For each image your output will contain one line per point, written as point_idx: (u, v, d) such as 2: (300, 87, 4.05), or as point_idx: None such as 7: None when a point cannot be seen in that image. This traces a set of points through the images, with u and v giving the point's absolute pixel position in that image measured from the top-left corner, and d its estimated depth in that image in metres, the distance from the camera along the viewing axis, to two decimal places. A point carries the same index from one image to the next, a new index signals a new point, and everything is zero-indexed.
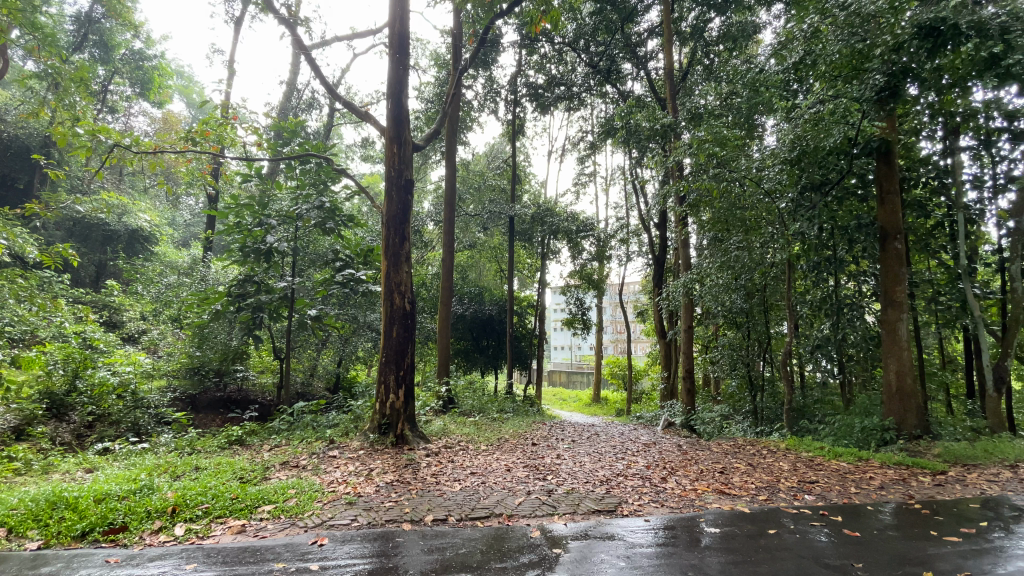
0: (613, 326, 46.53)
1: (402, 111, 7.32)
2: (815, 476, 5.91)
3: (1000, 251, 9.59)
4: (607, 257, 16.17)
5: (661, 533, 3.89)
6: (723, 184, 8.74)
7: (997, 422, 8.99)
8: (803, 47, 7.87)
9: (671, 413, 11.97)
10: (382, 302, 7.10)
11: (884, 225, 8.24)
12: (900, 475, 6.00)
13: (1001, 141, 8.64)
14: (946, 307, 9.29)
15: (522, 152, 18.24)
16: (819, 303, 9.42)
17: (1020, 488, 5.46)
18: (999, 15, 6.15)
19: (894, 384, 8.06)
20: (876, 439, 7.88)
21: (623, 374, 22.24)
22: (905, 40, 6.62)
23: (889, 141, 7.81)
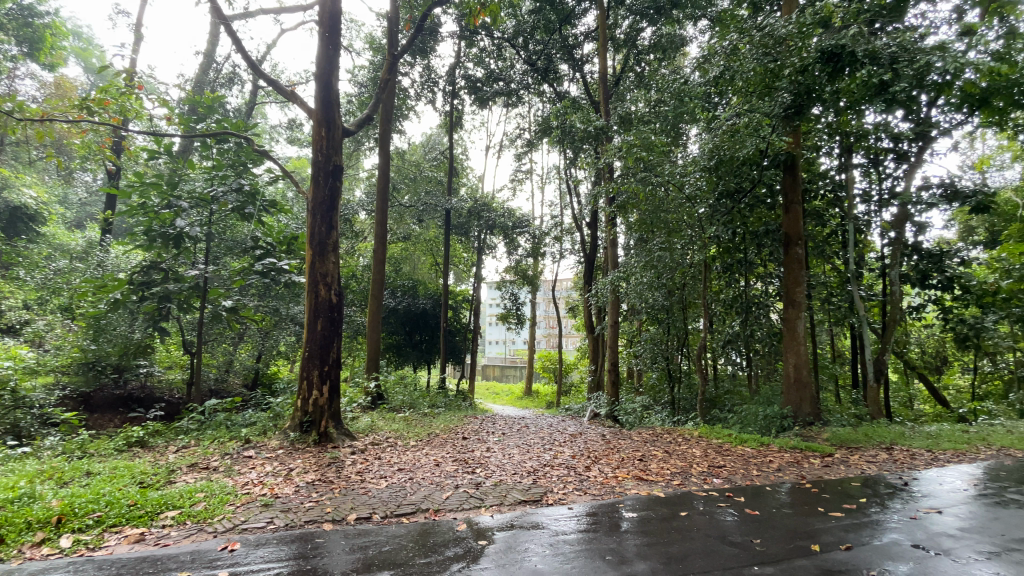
0: (545, 322, 47.46)
1: (331, 93, 6.99)
2: (722, 461, 6.40)
3: (881, 259, 10.88)
4: (542, 253, 16.42)
5: (583, 519, 4.04)
6: (649, 187, 9.17)
7: (876, 409, 10.19)
8: (723, 62, 8.44)
9: (596, 404, 12.45)
10: (305, 293, 6.77)
11: (787, 232, 9.04)
12: (795, 457, 6.65)
13: (886, 160, 9.79)
14: (837, 307, 10.42)
15: (458, 145, 18.03)
16: (731, 302, 10.25)
17: (891, 467, 6.25)
18: (888, 48, 6.93)
19: (792, 375, 8.89)
20: (776, 425, 8.65)
21: (554, 368, 22.81)
22: (810, 64, 7.29)
23: (794, 155, 8.56)
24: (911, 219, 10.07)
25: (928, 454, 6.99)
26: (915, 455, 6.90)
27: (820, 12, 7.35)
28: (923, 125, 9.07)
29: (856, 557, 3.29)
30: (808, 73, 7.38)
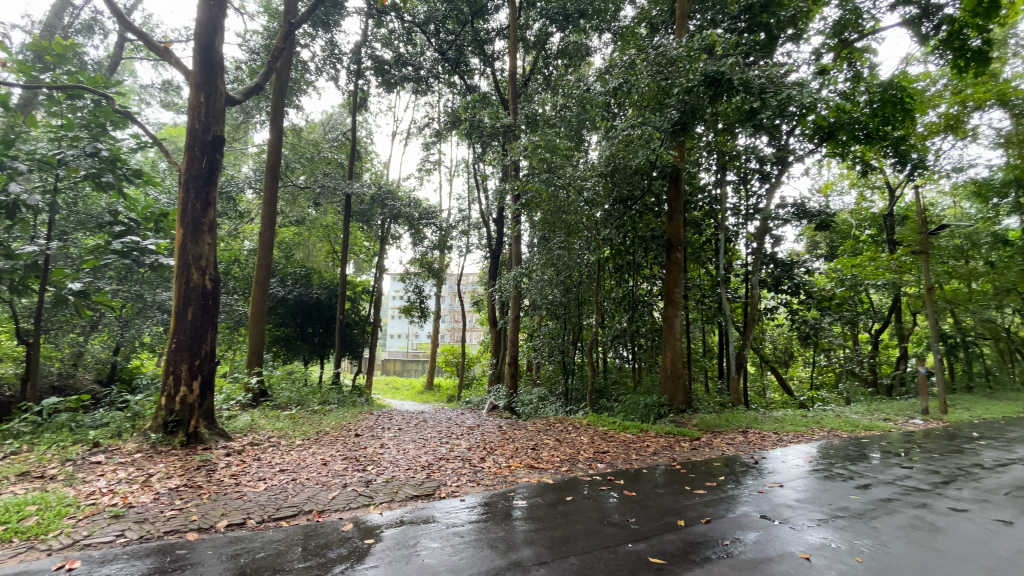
0: (450, 315, 47.12)
1: (213, 55, 6.28)
2: (607, 447, 6.87)
3: (746, 265, 12.36)
4: (448, 246, 16.20)
5: (474, 510, 4.10)
6: (552, 188, 9.50)
7: (737, 397, 11.54)
8: (622, 75, 8.94)
9: (495, 396, 12.66)
10: (174, 277, 6.05)
11: (670, 237, 9.91)
12: (668, 441, 7.35)
13: (753, 180, 11.12)
14: (708, 306, 11.77)
15: (362, 128, 17.20)
16: (620, 300, 11.14)
17: (745, 447, 7.16)
18: (757, 80, 7.83)
19: (669, 368, 9.78)
20: (654, 412, 9.45)
21: (456, 362, 22.78)
22: (695, 86, 7.99)
23: (679, 168, 9.37)
24: (770, 232, 11.56)
25: (774, 435, 8.10)
26: (764, 437, 7.96)
27: (705, 39, 8.11)
28: (783, 151, 10.43)
29: (714, 529, 3.73)
30: (694, 94, 8.09)
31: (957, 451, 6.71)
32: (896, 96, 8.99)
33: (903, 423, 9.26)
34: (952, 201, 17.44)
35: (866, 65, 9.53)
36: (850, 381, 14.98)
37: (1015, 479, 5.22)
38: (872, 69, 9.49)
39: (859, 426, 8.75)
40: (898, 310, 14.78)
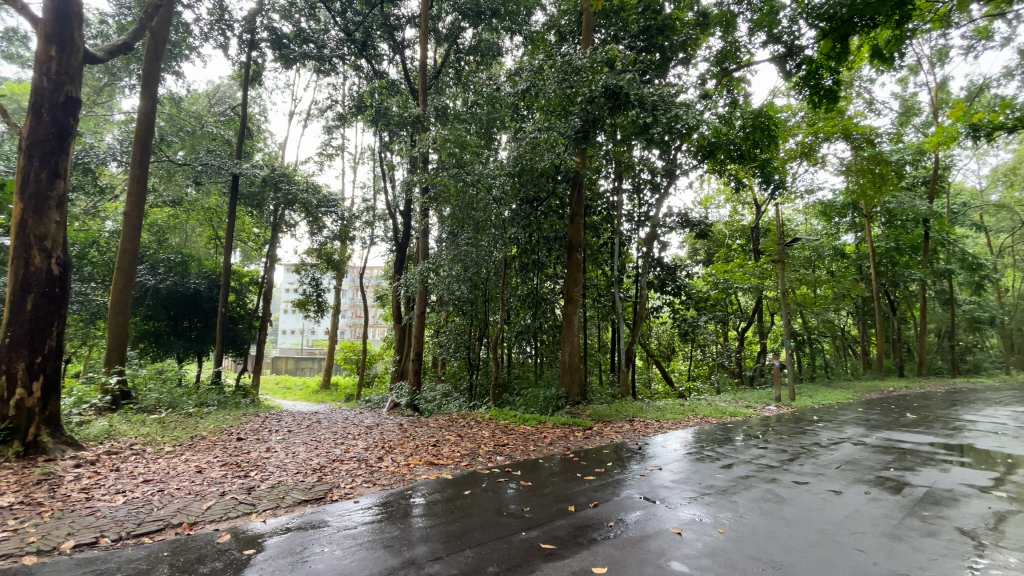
0: (351, 310, 45.06)
1: (70, 2, 5.38)
2: (506, 440, 7.05)
3: (637, 267, 13.31)
4: (350, 238, 15.42)
5: (370, 511, 3.99)
6: (459, 184, 9.46)
7: (626, 389, 12.41)
8: (530, 79, 9.30)
9: (396, 395, 12.28)
10: (9, 260, 5.10)
11: (571, 239, 10.36)
12: (563, 432, 7.71)
13: (646, 189, 12.06)
14: (604, 304, 12.62)
15: (254, 104, 15.74)
16: (525, 297, 11.70)
17: (632, 435, 7.75)
18: (651, 96, 8.42)
19: (568, 362, 10.25)
20: (552, 405, 9.83)
21: (356, 360, 21.84)
22: (597, 96, 8.46)
23: (581, 173, 9.86)
24: (658, 238, 12.59)
25: (657, 423, 8.88)
26: (648, 425, 8.69)
27: (607, 53, 8.57)
28: (671, 164, 11.40)
29: (601, 512, 3.99)
30: (595, 104, 8.55)
31: (800, 431, 7.87)
32: (765, 123, 10.06)
33: (761, 409, 10.65)
34: (804, 218, 20.31)
35: (742, 93, 10.75)
36: (721, 373, 16.87)
37: (841, 454, 6.25)
38: (747, 97, 10.74)
39: (726, 413, 9.89)
40: (760, 311, 16.89)
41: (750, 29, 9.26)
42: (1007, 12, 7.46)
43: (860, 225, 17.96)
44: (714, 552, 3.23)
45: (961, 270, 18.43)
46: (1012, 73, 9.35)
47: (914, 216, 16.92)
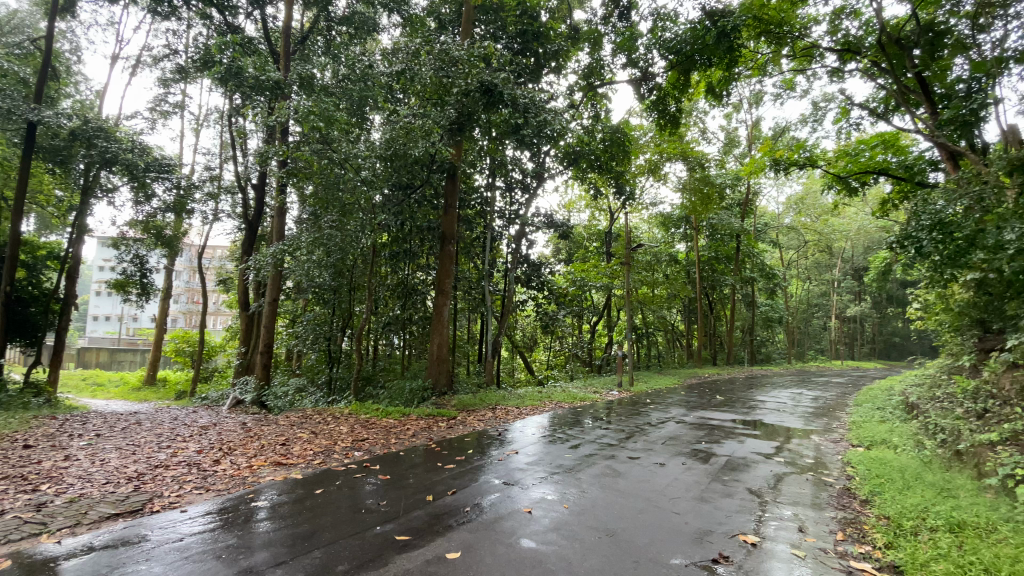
0: (187, 294, 39.33)
1: None
2: (366, 434, 6.80)
3: (507, 262, 13.86)
4: (188, 211, 13.32)
5: (202, 520, 3.56)
6: (325, 162, 8.79)
7: (490, 379, 12.76)
8: (406, 61, 8.94)
9: (241, 390, 11.07)
10: None
11: (444, 230, 10.33)
12: (427, 423, 7.70)
13: (516, 189, 12.58)
14: (474, 297, 12.78)
15: (61, 38, 12.71)
16: (395, 287, 11.58)
17: (493, 423, 8.06)
18: (524, 98, 8.66)
19: (436, 353, 10.23)
20: (418, 397, 9.73)
21: (191, 351, 19.27)
22: (471, 90, 8.48)
23: (456, 166, 9.87)
24: (526, 236, 13.20)
25: (517, 410, 9.35)
26: (509, 412, 9.12)
27: (483, 49, 8.68)
28: (540, 167, 12.04)
29: (458, 499, 4.10)
30: (470, 98, 8.62)
31: (636, 413, 8.95)
32: (621, 138, 11.17)
33: (606, 394, 11.89)
34: (648, 227, 22.95)
35: (604, 108, 11.74)
36: (575, 362, 18.36)
37: (667, 431, 7.26)
38: (608, 113, 11.76)
39: (577, 398, 10.82)
40: (610, 308, 18.76)
41: (613, 50, 10.14)
42: (804, 69, 9.27)
43: (690, 236, 20.90)
44: (558, 527, 3.53)
45: (761, 278, 22.54)
46: (802, 122, 11.66)
47: (730, 231, 20.21)
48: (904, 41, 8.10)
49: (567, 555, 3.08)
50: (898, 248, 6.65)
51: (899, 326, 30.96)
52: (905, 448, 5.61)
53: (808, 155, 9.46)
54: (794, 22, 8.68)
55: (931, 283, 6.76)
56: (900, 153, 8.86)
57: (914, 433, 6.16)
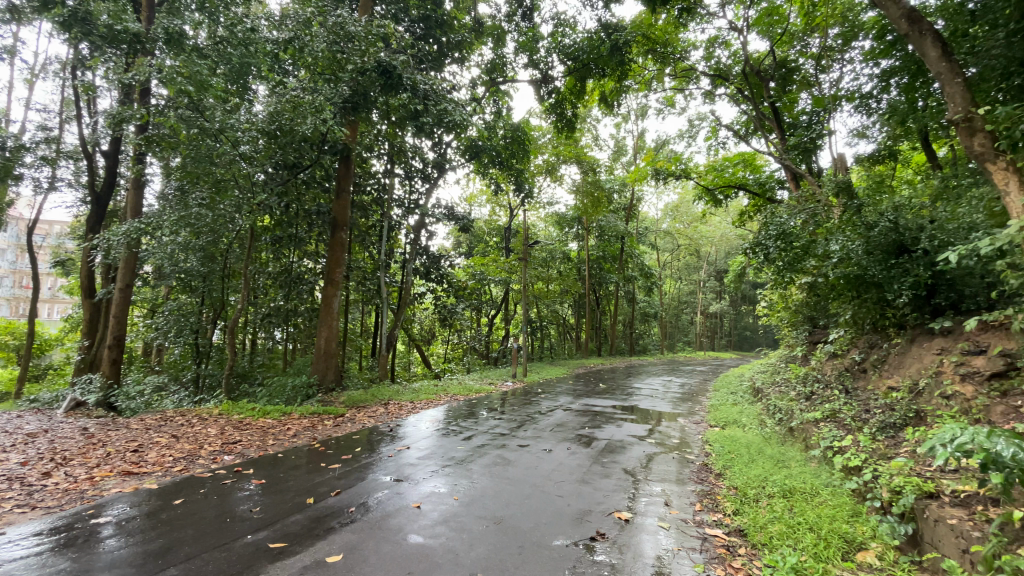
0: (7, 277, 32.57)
1: None
2: (238, 436, 6.16)
3: (404, 253, 13.50)
4: (12, 176, 10.88)
5: (22, 544, 2.97)
6: (194, 131, 7.79)
7: (383, 373, 12.28)
8: (294, 30, 8.14)
9: (82, 390, 9.41)
10: None
11: (336, 216, 9.71)
12: (310, 422, 7.21)
13: (416, 178, 12.25)
14: (368, 289, 12.20)
15: None
16: (277, 275, 10.72)
17: (384, 418, 7.79)
18: (424, 85, 8.56)
19: (323, 347, 9.61)
20: (301, 394, 9.04)
21: (14, 345, 16.01)
22: (368, 68, 8.07)
23: (350, 148, 9.35)
24: (425, 227, 12.93)
25: (410, 404, 9.15)
26: (402, 407, 8.89)
27: (383, 28, 8.26)
28: (441, 158, 11.88)
29: (342, 500, 3.89)
30: (366, 76, 8.19)
31: (528, 403, 9.25)
32: (521, 136, 11.42)
33: (500, 386, 12.13)
34: (544, 225, 23.79)
35: (506, 106, 11.88)
36: (472, 355, 18.48)
37: (555, 418, 7.61)
38: (509, 111, 11.92)
39: (472, 390, 10.91)
40: (506, 302, 19.17)
41: (516, 49, 10.31)
42: (683, 88, 10.25)
43: (582, 236, 22.08)
44: (447, 519, 3.52)
45: (641, 277, 24.59)
46: (680, 136, 12.87)
47: (617, 233, 21.73)
48: (762, 73, 9.44)
49: (455, 547, 3.08)
50: (751, 254, 7.64)
51: (749, 322, 35.81)
52: (751, 427, 6.48)
53: (684, 168, 10.50)
54: (676, 44, 9.60)
55: (776, 285, 7.85)
56: (756, 172, 10.18)
57: (758, 414, 7.14)
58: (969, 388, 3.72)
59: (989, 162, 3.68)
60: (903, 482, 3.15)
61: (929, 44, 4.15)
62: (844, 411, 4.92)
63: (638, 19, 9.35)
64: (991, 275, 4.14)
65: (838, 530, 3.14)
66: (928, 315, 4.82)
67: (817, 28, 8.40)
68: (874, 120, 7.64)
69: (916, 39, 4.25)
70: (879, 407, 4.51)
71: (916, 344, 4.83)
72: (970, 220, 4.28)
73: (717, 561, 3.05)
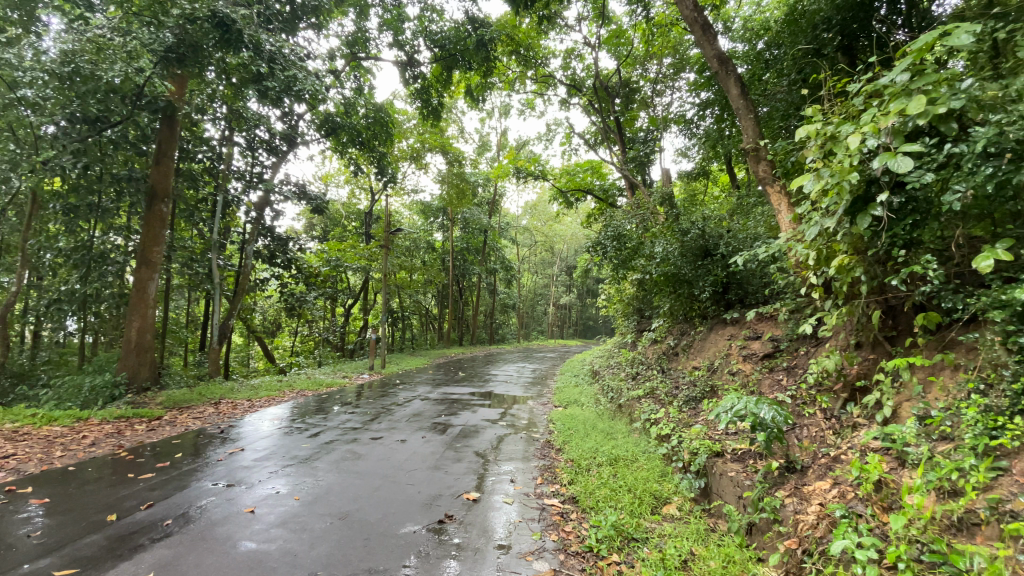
0: None
1: None
2: (10, 449, 4.92)
3: (243, 234, 12.06)
4: None
5: None
6: None
7: (213, 369, 10.83)
8: None
9: None
10: None
11: (154, 184, 8.25)
12: (116, 428, 6.08)
13: (260, 149, 11.00)
14: (195, 273, 10.66)
15: None
16: (70, 252, 8.76)
17: (215, 419, 6.91)
18: (268, 45, 7.50)
19: (133, 340, 8.11)
20: (104, 396, 7.53)
21: None
22: (199, 18, 6.74)
23: (174, 106, 8.00)
24: (270, 206, 11.70)
25: (247, 402, 8.27)
26: (237, 405, 7.98)
27: None
28: (292, 131, 10.83)
29: (157, 513, 3.38)
30: (196, 27, 6.84)
31: (383, 395, 9.01)
32: (384, 118, 11.06)
33: (354, 378, 11.60)
34: (407, 212, 23.26)
35: (367, 84, 11.31)
36: (324, 347, 17.33)
37: (410, 409, 7.53)
38: (372, 90, 11.38)
39: (322, 384, 10.25)
40: (364, 291, 18.34)
41: (380, 26, 9.85)
42: (543, 93, 10.87)
43: (446, 226, 22.07)
44: (286, 521, 3.28)
45: (501, 270, 25.50)
46: (538, 138, 13.62)
47: (479, 226, 22.20)
48: (611, 89, 10.44)
49: (293, 548, 2.90)
50: (594, 251, 8.45)
51: (593, 313, 39.50)
52: (589, 405, 7.20)
53: (542, 169, 11.16)
54: (538, 50, 10.12)
55: (614, 280, 8.79)
56: (602, 179, 11.25)
57: (595, 393, 7.97)
58: (748, 365, 4.63)
59: (769, 185, 4.57)
60: (699, 445, 3.83)
61: (732, 82, 5.00)
62: (660, 388, 5.75)
63: (503, 19, 9.56)
64: (765, 277, 5.18)
65: (649, 490, 3.68)
66: (723, 308, 5.84)
67: (654, 55, 9.57)
68: (693, 142, 8.97)
69: (723, 77, 5.08)
70: (685, 383, 5.37)
71: (713, 332, 5.84)
72: (754, 231, 5.30)
73: (552, 527, 3.37)
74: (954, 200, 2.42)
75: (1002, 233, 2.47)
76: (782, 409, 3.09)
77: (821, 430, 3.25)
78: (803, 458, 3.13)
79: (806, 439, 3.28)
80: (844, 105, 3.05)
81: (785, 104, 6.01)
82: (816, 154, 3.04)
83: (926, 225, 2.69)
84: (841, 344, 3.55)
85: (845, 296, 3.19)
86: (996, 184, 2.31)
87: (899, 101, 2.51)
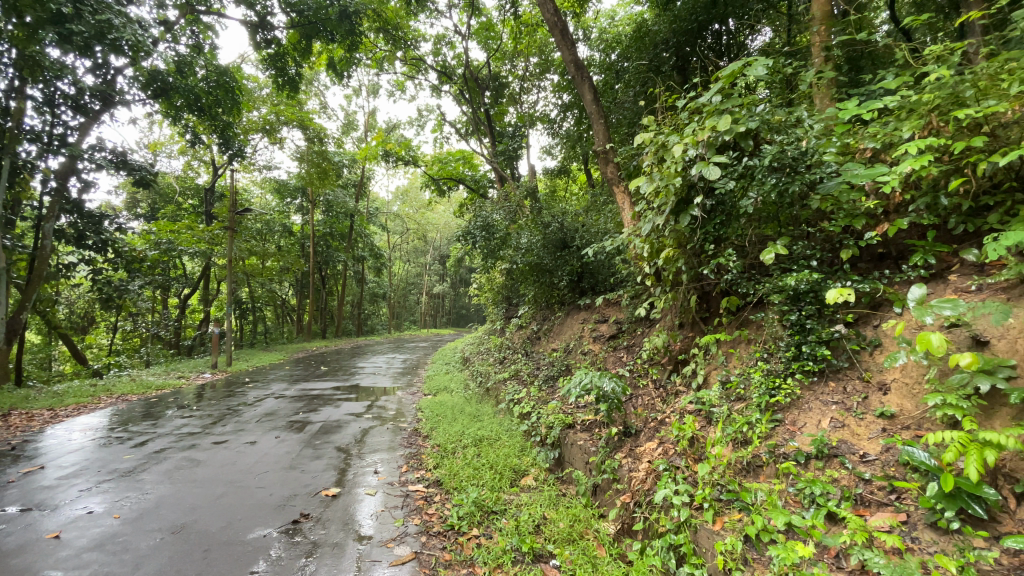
0: None
1: None
2: None
3: (39, 208, 9.82)
4: None
5: None
6: None
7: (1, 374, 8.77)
8: None
9: None
10: None
11: None
12: None
13: (62, 106, 8.99)
14: None
15: None
16: None
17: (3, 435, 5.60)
18: None
19: None
20: None
21: None
22: None
23: None
24: (77, 175, 9.68)
25: (50, 413, 6.84)
26: (36, 417, 6.56)
27: None
28: (108, 87, 9.08)
29: None
30: None
31: (231, 395, 8.13)
32: (229, 83, 9.87)
33: (195, 378, 10.27)
34: (259, 192, 20.99)
35: (208, 42, 9.91)
36: (156, 345, 14.99)
37: (263, 408, 6.91)
38: (214, 50, 10.00)
39: (154, 387, 8.89)
40: (207, 279, 16.17)
41: None
42: (413, 76, 10.62)
43: (307, 209, 20.39)
44: (103, 542, 2.84)
45: (370, 258, 24.41)
46: (409, 122, 13.27)
47: (345, 210, 20.94)
48: (481, 81, 10.58)
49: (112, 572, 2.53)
50: (464, 241, 8.56)
51: (465, 301, 39.91)
52: (458, 391, 7.35)
53: (412, 155, 10.92)
54: (406, 31, 9.83)
55: (483, 269, 9.00)
56: (473, 169, 11.39)
57: (464, 379, 8.16)
58: (597, 345, 5.16)
59: (615, 185, 5.09)
60: (554, 419, 4.18)
61: (586, 88, 5.44)
62: (523, 370, 6.10)
63: None
64: (613, 267, 5.77)
65: (510, 464, 3.94)
66: (578, 295, 6.38)
67: (522, 52, 9.93)
68: (557, 141, 9.54)
69: (580, 82, 5.50)
70: (545, 364, 5.78)
71: (570, 317, 6.36)
72: (604, 226, 5.86)
73: (416, 512, 3.41)
74: (749, 204, 3.00)
75: (781, 233, 3.12)
76: (620, 382, 3.53)
77: (652, 398, 3.78)
78: (637, 424, 3.61)
79: (640, 407, 3.78)
80: (673, 118, 3.52)
81: (631, 114, 6.68)
82: (651, 159, 3.48)
83: (730, 224, 3.27)
84: (668, 324, 4.14)
85: (672, 283, 3.73)
86: (778, 192, 2.90)
87: (712, 119, 2.99)
